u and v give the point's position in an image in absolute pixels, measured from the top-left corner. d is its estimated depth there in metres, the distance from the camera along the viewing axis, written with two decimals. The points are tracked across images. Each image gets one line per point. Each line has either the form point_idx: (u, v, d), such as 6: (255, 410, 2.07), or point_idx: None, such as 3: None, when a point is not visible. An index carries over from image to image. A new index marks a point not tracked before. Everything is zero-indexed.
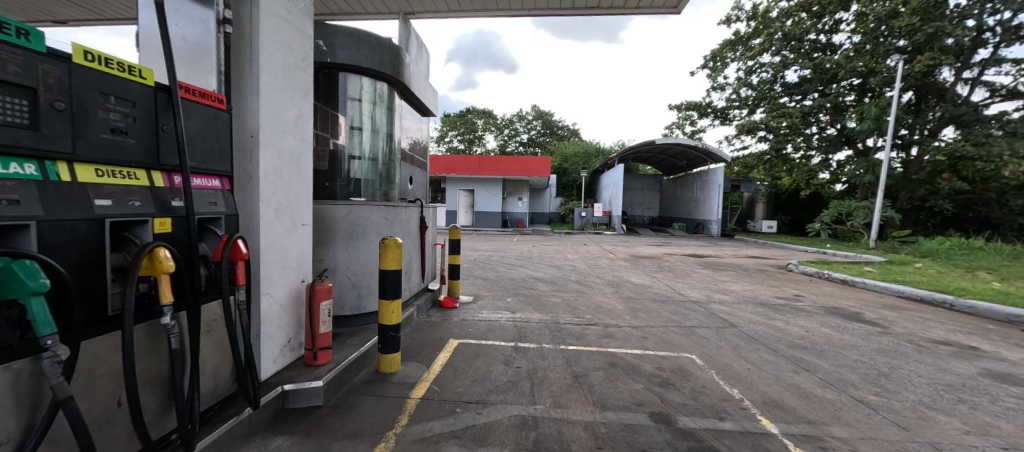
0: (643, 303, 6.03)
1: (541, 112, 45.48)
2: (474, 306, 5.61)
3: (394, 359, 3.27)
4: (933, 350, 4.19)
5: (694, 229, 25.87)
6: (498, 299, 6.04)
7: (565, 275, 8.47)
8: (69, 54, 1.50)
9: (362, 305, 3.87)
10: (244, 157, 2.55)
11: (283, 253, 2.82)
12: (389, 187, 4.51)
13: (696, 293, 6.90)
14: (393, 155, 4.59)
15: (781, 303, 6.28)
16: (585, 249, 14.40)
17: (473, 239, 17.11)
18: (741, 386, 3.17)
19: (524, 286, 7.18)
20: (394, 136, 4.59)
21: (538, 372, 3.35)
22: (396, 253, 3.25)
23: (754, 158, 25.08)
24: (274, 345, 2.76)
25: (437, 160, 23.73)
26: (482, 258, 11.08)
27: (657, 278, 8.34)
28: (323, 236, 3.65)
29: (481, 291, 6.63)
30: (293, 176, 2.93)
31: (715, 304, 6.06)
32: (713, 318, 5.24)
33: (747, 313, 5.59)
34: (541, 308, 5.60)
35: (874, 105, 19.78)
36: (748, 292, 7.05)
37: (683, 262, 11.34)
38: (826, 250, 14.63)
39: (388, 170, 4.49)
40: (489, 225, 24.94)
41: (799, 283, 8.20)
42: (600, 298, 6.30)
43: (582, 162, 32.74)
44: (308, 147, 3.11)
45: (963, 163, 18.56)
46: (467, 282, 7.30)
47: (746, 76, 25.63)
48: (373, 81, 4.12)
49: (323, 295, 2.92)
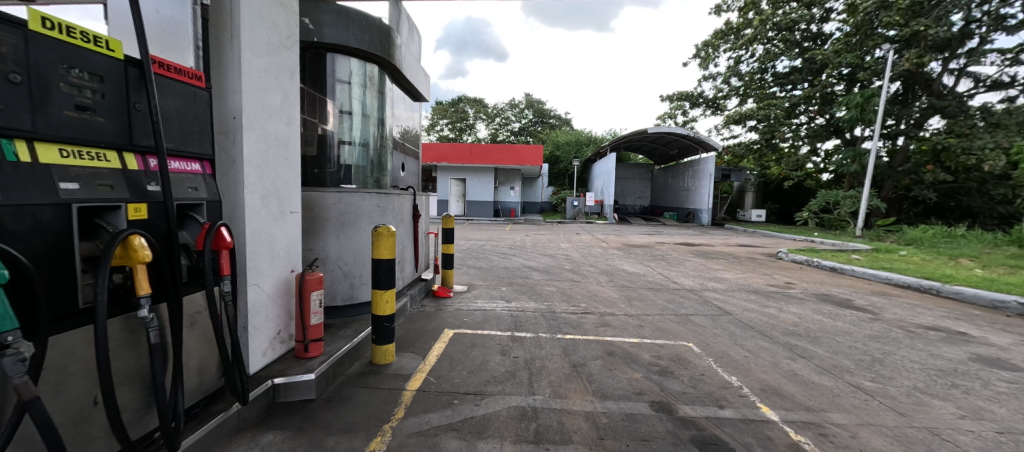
0: (637, 291, 6.04)
1: (532, 101, 45.08)
2: (468, 295, 5.53)
3: (388, 350, 3.19)
4: (923, 336, 4.25)
5: (685, 218, 26.10)
6: (493, 289, 5.98)
7: (558, 263, 8.45)
8: (23, 20, 1.35)
9: (355, 295, 3.77)
10: (226, 140, 2.41)
11: (271, 241, 2.70)
12: (381, 174, 4.38)
13: (688, 281, 6.94)
14: (386, 141, 4.45)
15: (774, 290, 6.33)
16: (578, 238, 14.43)
17: (465, 228, 17.04)
18: (739, 373, 3.17)
19: (517, 275, 7.14)
20: (386, 122, 4.43)
21: (536, 362, 3.29)
22: (390, 242, 3.14)
23: (744, 148, 25.28)
24: (263, 338, 2.66)
25: (428, 149, 23.43)
26: (474, 247, 11.00)
27: (650, 266, 8.37)
28: (312, 224, 3.52)
29: (474, 280, 6.56)
30: (280, 161, 2.78)
31: (709, 292, 6.09)
32: (707, 306, 5.26)
33: (740, 301, 5.62)
34: (536, 296, 5.55)
35: (861, 95, 19.95)
36: (740, 280, 7.11)
37: (674, 250, 11.43)
38: (814, 239, 14.90)
39: (381, 157, 4.35)
40: (481, 215, 24.78)
41: (790, 271, 8.30)
42: (595, 286, 6.28)
43: (574, 151, 32.61)
44: (295, 131, 2.95)
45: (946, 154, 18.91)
46: (461, 271, 7.23)
47: (737, 65, 25.65)
48: (363, 62, 3.93)
49: (314, 285, 2.81)
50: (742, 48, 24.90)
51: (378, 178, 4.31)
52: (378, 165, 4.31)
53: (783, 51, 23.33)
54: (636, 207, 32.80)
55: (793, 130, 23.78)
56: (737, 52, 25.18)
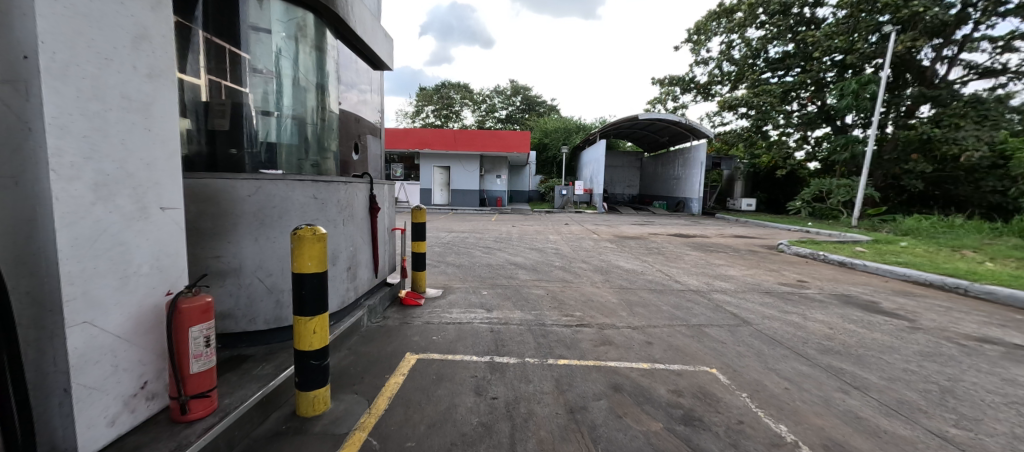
0: (639, 293, 5.29)
1: (519, 87, 43.81)
2: (442, 303, 4.69)
3: (319, 397, 2.33)
4: (980, 351, 3.59)
5: (675, 207, 25.59)
6: (472, 293, 5.13)
7: (547, 259, 7.64)
8: None
9: (283, 315, 2.89)
10: (13, 95, 1.47)
11: (121, 252, 1.80)
12: (328, 157, 3.47)
13: (691, 280, 6.22)
14: (332, 114, 3.52)
15: (788, 291, 5.64)
16: (567, 230, 13.68)
17: (448, 220, 16.15)
18: (787, 417, 2.42)
19: (502, 274, 6.31)
20: (330, 90, 3.50)
21: (521, 406, 2.48)
22: (318, 250, 2.23)
23: (735, 136, 24.77)
24: (108, 399, 1.77)
25: (409, 135, 22.19)
26: (456, 241, 10.14)
27: (647, 262, 7.64)
28: (220, 221, 2.61)
29: (452, 282, 5.69)
30: (134, 133, 1.85)
31: (718, 295, 5.36)
32: (721, 314, 4.53)
33: (756, 305, 4.91)
34: (521, 303, 4.73)
35: (854, 81, 19.49)
36: (748, 278, 6.42)
37: (670, 242, 10.75)
38: (809, 229, 14.47)
39: (324, 134, 3.42)
40: (466, 204, 23.82)
41: (797, 266, 7.65)
42: (590, 288, 5.50)
43: (563, 138, 31.72)
44: (163, 90, 2.02)
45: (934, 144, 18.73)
46: (437, 272, 6.37)
47: (728, 50, 24.96)
48: (288, 6, 2.98)
49: (194, 317, 1.91)
50: (735, 33, 24.15)
51: (322, 160, 3.39)
52: (321, 145, 3.39)
53: (776, 35, 22.68)
54: (625, 196, 32.21)
55: (785, 117, 23.32)
56: (729, 37, 24.51)
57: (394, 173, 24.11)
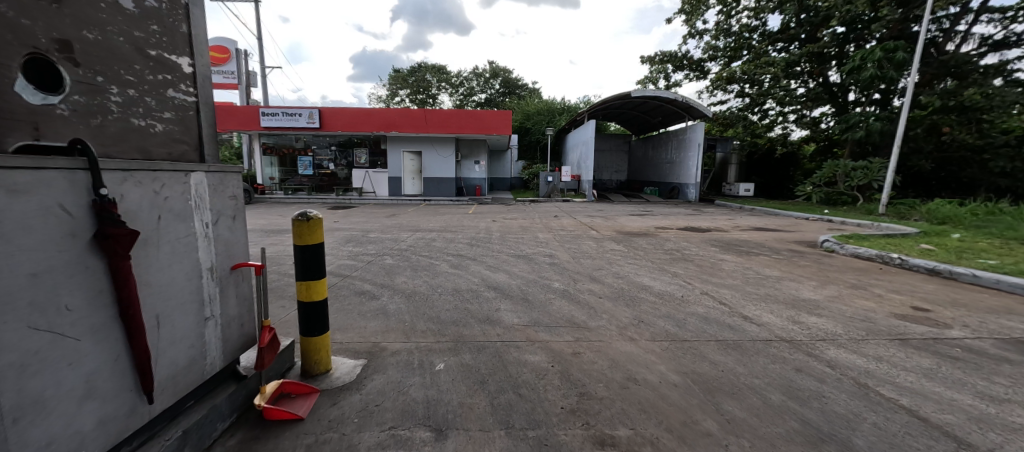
0: (706, 354, 3.08)
1: (497, 69, 40.84)
2: (342, 413, 2.29)
3: None
4: None
5: (668, 194, 23.70)
6: (415, 372, 2.78)
7: (540, 277, 5.36)
8: None
9: None
10: None
11: None
12: (155, 114, 1.88)
13: (765, 313, 4.08)
14: (147, 37, 1.81)
15: (927, 336, 3.56)
16: (558, 224, 11.49)
17: (416, 214, 13.74)
18: None
19: (474, 312, 3.98)
20: (171, 5, 1.93)
21: None
22: None
23: (733, 115, 22.87)
24: None
25: (373, 115, 19.37)
26: (418, 247, 7.70)
27: (679, 276, 5.50)
28: None
29: (384, 339, 3.33)
30: None
31: (836, 351, 3.21)
32: (889, 413, 2.37)
33: (924, 379, 2.78)
34: (504, 400, 2.43)
35: (878, 49, 17.37)
36: (843, 306, 4.34)
37: (688, 241, 8.69)
38: (831, 219, 12.73)
39: (118, 60, 1.69)
40: (441, 194, 21.23)
41: (878, 277, 5.63)
42: (621, 345, 3.26)
43: (546, 120, 29.39)
44: None
45: (971, 114, 16.36)
46: (367, 315, 3.95)
47: (725, 21, 22.91)
48: None
49: None
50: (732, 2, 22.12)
51: (119, 117, 1.70)
52: (122, 87, 1.71)
53: (778, 4, 20.73)
54: (612, 182, 30.23)
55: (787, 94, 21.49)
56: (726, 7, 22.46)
57: (359, 160, 21.35)
